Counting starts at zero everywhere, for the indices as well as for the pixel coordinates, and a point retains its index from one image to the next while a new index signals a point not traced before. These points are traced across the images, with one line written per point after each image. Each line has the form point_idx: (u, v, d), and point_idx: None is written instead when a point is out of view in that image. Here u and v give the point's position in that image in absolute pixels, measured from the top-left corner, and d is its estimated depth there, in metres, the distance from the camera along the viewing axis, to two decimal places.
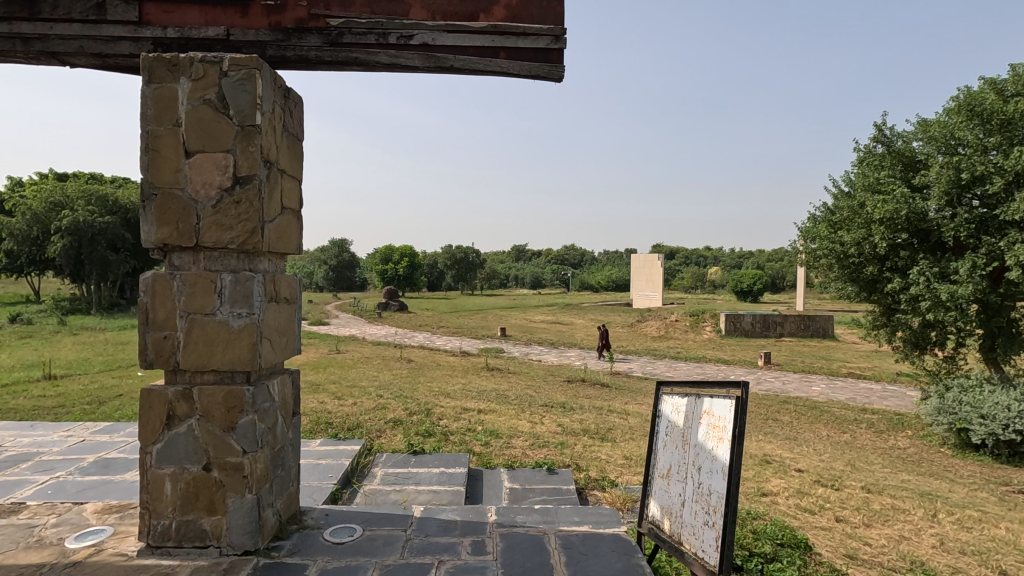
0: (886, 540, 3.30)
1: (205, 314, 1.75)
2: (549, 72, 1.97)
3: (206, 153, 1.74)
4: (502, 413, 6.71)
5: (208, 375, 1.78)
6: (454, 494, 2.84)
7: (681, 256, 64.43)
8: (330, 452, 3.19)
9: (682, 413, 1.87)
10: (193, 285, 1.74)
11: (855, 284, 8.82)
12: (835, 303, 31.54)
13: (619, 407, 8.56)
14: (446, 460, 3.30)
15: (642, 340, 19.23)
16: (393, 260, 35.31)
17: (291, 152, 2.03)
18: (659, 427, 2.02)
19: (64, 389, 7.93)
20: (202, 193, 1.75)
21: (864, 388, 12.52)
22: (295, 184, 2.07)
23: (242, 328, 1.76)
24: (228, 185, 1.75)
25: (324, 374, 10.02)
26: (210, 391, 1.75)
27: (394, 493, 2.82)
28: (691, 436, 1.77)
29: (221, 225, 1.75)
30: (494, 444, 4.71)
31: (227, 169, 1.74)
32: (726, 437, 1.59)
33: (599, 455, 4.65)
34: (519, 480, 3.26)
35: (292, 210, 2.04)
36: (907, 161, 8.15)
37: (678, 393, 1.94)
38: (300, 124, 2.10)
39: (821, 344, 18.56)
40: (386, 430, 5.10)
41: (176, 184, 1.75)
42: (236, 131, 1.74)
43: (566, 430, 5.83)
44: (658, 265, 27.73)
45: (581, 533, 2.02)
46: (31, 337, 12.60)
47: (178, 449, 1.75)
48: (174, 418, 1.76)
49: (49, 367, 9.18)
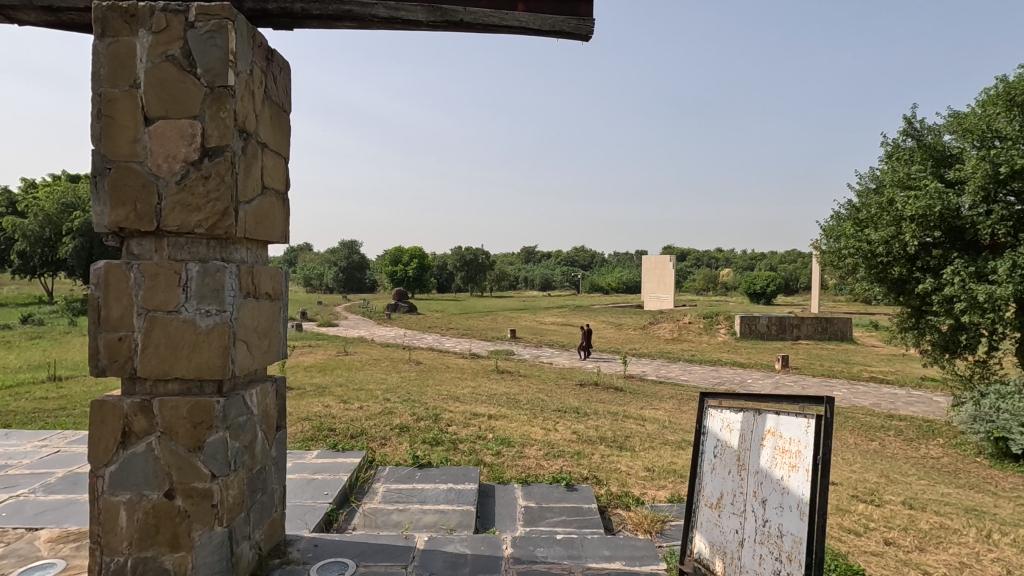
0: (945, 568, 2.96)
1: (168, 312, 1.46)
2: (575, 26, 1.70)
3: (169, 120, 1.46)
4: (514, 419, 6.40)
5: (172, 385, 1.50)
6: (463, 515, 2.54)
7: (692, 258, 63.80)
8: (327, 466, 2.90)
9: (734, 432, 1.57)
10: (154, 278, 1.46)
11: (882, 285, 8.42)
12: (851, 305, 30.91)
13: (635, 412, 8.22)
14: (454, 475, 2.99)
15: (654, 342, 18.85)
16: (403, 261, 35.16)
17: (275, 123, 1.74)
18: (704, 446, 1.71)
19: (68, 390, 7.75)
20: (164, 167, 1.47)
21: (887, 393, 12.07)
22: (279, 161, 1.78)
23: (212, 329, 1.47)
24: (196, 158, 1.47)
25: (331, 376, 9.78)
26: (173, 403, 1.46)
27: (397, 513, 2.54)
28: (749, 461, 1.48)
29: (187, 205, 1.46)
30: (505, 453, 4.41)
31: (194, 139, 1.46)
32: (800, 467, 1.31)
33: (619, 467, 4.33)
34: (535, 498, 2.94)
35: (275, 191, 1.76)
36: (939, 156, 7.76)
37: (728, 406, 1.64)
38: (287, 95, 1.83)
39: (840, 347, 18.06)
40: (391, 437, 4.82)
41: (133, 157, 1.47)
42: (205, 93, 1.46)
43: (581, 438, 5.51)
44: (670, 267, 27.36)
45: (613, 572, 1.72)
46: (41, 338, 12.51)
47: (135, 472, 1.47)
48: (131, 435, 1.47)
49: (54, 369, 9.02)
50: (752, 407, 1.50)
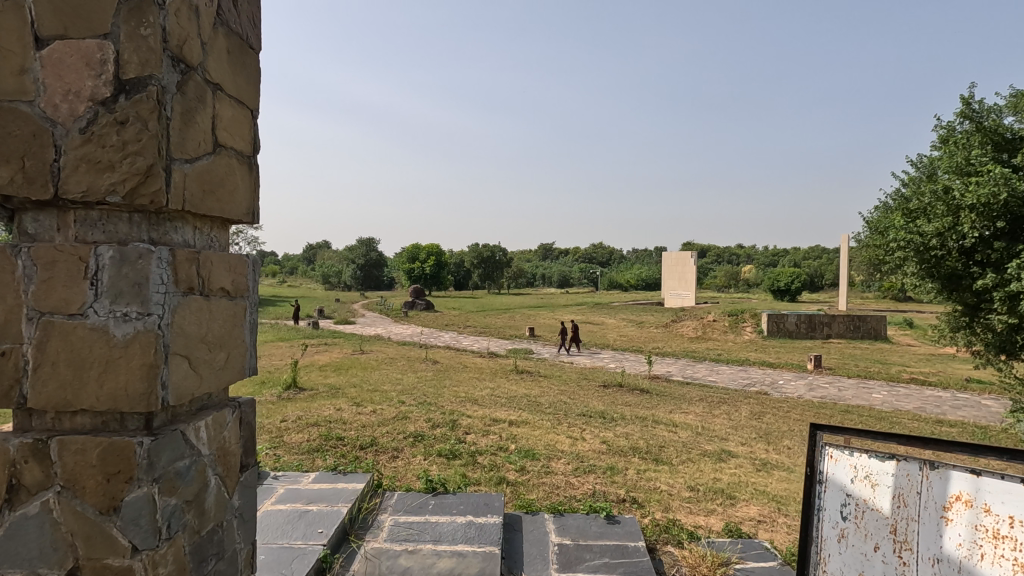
0: None
1: (70, 316, 1.02)
2: None
3: (68, 40, 1.02)
4: (536, 426, 5.91)
5: (81, 419, 1.06)
6: (487, 558, 2.08)
7: (711, 254, 62.55)
8: (324, 493, 2.45)
9: (903, 495, 1.72)
10: (51, 267, 1.02)
11: (934, 281, 7.76)
12: (879, 303, 29.80)
13: (664, 417, 7.70)
14: (474, 505, 2.53)
15: (678, 341, 18.21)
16: (420, 259, 34.85)
17: (236, 61, 1.30)
18: (828, 482, 1.88)
19: None
20: (64, 109, 1.03)
21: (931, 396, 11.33)
22: (241, 112, 1.34)
23: (131, 341, 1.02)
24: (107, 94, 1.02)
25: (345, 377, 9.41)
26: (78, 446, 1.03)
27: (407, 555, 2.09)
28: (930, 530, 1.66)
29: (94, 162, 1.02)
30: (531, 470, 3.94)
31: (104, 66, 1.02)
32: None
33: (658, 486, 3.83)
34: (570, 534, 2.47)
35: (235, 150, 1.30)
36: (1001, 140, 7.09)
37: (880, 458, 1.77)
38: (253, 26, 1.39)
39: (874, 347, 17.27)
40: (404, 449, 4.37)
41: (21, 94, 1.03)
42: (121, 2, 1.03)
43: (611, 449, 5.01)
44: (691, 263, 26.61)
45: None
46: None
47: (26, 542, 1.03)
48: (20, 490, 1.03)
49: None
50: (927, 471, 1.67)
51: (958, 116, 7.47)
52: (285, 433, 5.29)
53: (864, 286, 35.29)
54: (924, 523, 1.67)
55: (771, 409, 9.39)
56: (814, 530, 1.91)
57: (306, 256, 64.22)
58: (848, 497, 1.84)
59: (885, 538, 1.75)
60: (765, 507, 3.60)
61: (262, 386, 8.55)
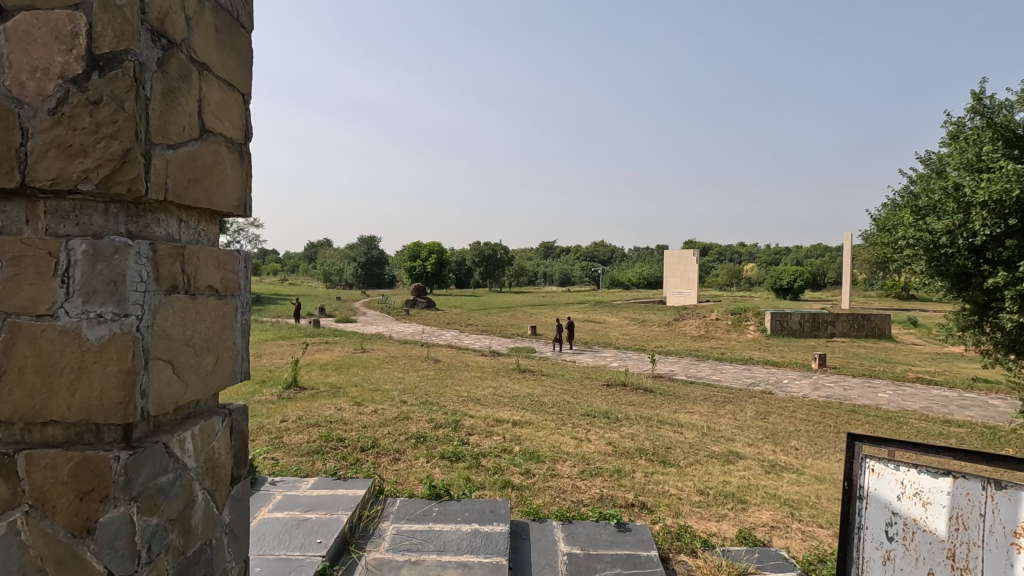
0: None
1: (38, 317, 0.92)
2: None
3: (35, 11, 0.92)
4: (540, 427, 5.81)
5: (53, 430, 0.96)
6: (493, 570, 1.98)
7: (713, 252, 62.39)
8: (324, 500, 2.36)
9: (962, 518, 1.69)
10: (17, 263, 0.92)
11: (944, 279, 7.63)
12: (883, 302, 29.66)
13: (669, 417, 7.60)
14: (479, 512, 2.43)
15: (681, 340, 18.11)
16: (422, 257, 34.76)
17: (225, 39, 1.20)
18: (874, 501, 1.87)
19: None
20: (31, 87, 0.93)
21: (938, 396, 11.22)
22: (230, 96, 1.23)
23: (105, 345, 0.92)
24: (79, 71, 0.92)
25: (346, 376, 9.32)
26: (48, 461, 0.93)
27: (410, 566, 1.99)
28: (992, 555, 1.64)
29: (65, 147, 0.92)
30: (536, 473, 3.84)
31: (74, 39, 0.92)
32: None
33: (667, 489, 3.73)
34: (580, 543, 2.37)
35: (224, 135, 1.20)
36: (1012, 135, 6.97)
37: (936, 479, 1.74)
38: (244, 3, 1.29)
39: (878, 346, 17.15)
40: (406, 451, 4.27)
41: None
42: None
43: (617, 451, 4.91)
44: (693, 261, 26.50)
45: None
46: None
47: None
48: None
49: None
50: (990, 494, 1.65)
51: (968, 112, 7.34)
52: (284, 434, 5.20)
53: (866, 284, 35.17)
54: (988, 549, 1.64)
55: (777, 409, 9.29)
56: (858, 549, 1.91)
57: (307, 254, 64.19)
58: (893, 516, 1.83)
59: (940, 563, 1.73)
60: (778, 511, 3.50)
61: (263, 385, 8.47)
